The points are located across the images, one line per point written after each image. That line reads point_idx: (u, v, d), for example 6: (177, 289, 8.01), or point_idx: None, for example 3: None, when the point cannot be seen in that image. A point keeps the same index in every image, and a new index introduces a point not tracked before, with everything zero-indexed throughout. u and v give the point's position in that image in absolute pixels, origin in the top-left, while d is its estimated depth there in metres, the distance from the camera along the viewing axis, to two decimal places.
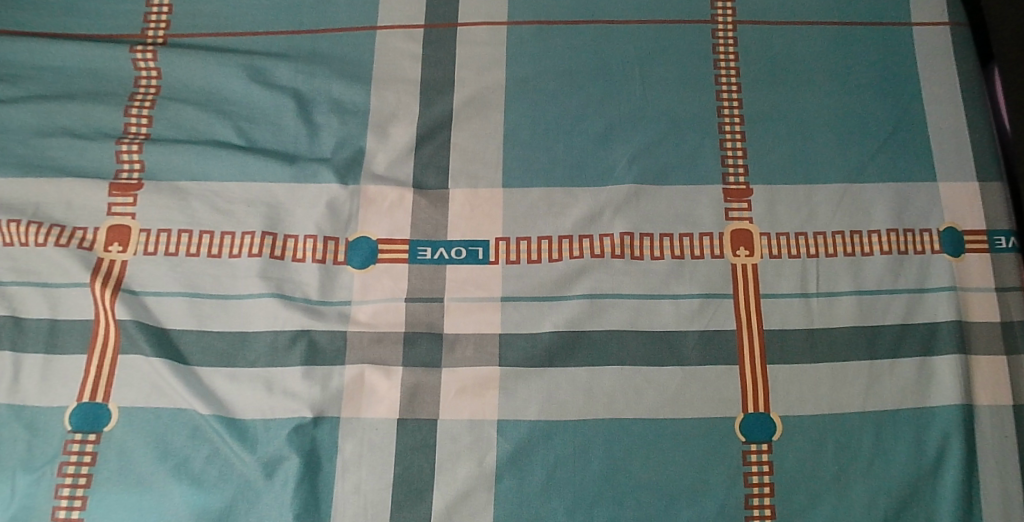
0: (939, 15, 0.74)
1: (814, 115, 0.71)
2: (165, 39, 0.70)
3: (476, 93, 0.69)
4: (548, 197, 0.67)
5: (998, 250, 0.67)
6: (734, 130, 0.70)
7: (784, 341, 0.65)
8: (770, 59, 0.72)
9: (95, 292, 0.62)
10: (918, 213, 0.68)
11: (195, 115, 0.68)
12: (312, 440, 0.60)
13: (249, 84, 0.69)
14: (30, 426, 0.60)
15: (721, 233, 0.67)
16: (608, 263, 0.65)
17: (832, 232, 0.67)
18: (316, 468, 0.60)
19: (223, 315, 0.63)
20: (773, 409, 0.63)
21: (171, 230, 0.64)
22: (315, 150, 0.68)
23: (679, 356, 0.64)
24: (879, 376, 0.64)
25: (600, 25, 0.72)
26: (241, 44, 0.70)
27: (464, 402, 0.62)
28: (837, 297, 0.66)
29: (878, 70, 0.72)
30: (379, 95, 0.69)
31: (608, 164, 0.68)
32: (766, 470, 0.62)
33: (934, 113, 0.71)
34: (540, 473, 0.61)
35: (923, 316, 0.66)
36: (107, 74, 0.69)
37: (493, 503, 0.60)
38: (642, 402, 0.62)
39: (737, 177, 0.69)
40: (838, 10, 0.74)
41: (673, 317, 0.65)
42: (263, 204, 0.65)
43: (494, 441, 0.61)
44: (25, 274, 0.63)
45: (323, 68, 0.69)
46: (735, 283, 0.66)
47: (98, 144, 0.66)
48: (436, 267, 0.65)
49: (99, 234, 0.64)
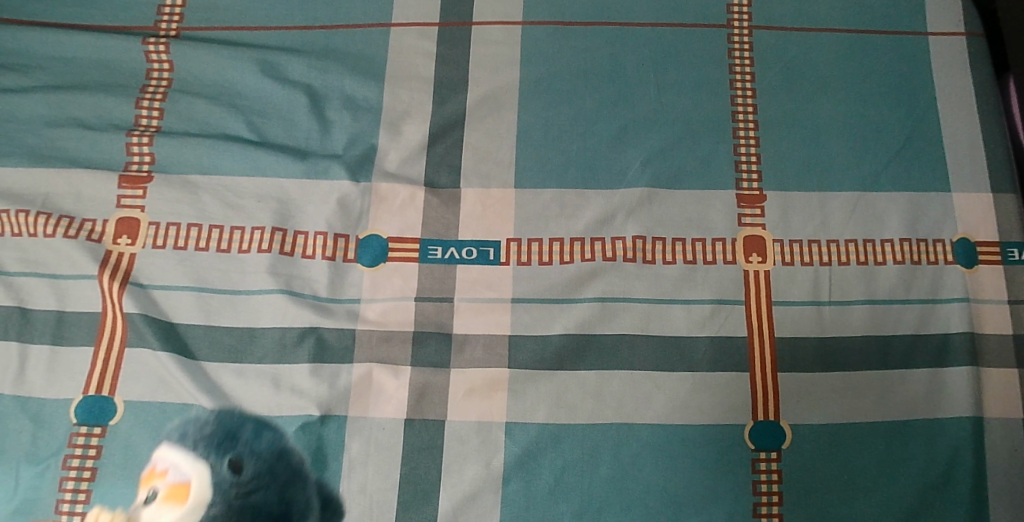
0: (957, 25, 0.73)
1: (829, 122, 0.70)
2: (178, 31, 0.70)
3: (490, 93, 0.69)
4: (560, 198, 0.67)
5: (1012, 262, 0.67)
6: (749, 135, 0.69)
7: (795, 348, 0.64)
8: (786, 65, 0.72)
9: (103, 284, 0.62)
10: (933, 223, 0.68)
11: (206, 109, 0.67)
12: (318, 438, 0.60)
13: (262, 78, 0.68)
14: (35, 417, 0.59)
15: (733, 239, 0.66)
16: (620, 267, 0.65)
17: (846, 240, 0.67)
18: (322, 466, 0.59)
19: (232, 311, 0.62)
20: (783, 417, 0.62)
21: (180, 224, 0.64)
22: (326, 146, 0.67)
23: (690, 362, 0.63)
24: (890, 386, 0.64)
25: (616, 27, 0.72)
26: (255, 39, 0.70)
27: (472, 403, 0.61)
28: (850, 306, 0.65)
29: (894, 78, 0.72)
30: (392, 92, 0.69)
31: (622, 167, 0.68)
32: (774, 479, 0.61)
33: (950, 123, 0.71)
34: (548, 476, 0.60)
35: (935, 327, 0.65)
36: (119, 66, 0.68)
37: (500, 506, 0.59)
38: (652, 408, 0.62)
39: (751, 183, 0.68)
40: (855, 17, 0.74)
41: (685, 322, 0.64)
42: (273, 199, 0.65)
43: (502, 443, 0.61)
44: (33, 265, 0.62)
45: (337, 64, 0.69)
46: (747, 289, 0.65)
47: (109, 136, 0.66)
48: (447, 267, 0.64)
49: (108, 226, 0.64)
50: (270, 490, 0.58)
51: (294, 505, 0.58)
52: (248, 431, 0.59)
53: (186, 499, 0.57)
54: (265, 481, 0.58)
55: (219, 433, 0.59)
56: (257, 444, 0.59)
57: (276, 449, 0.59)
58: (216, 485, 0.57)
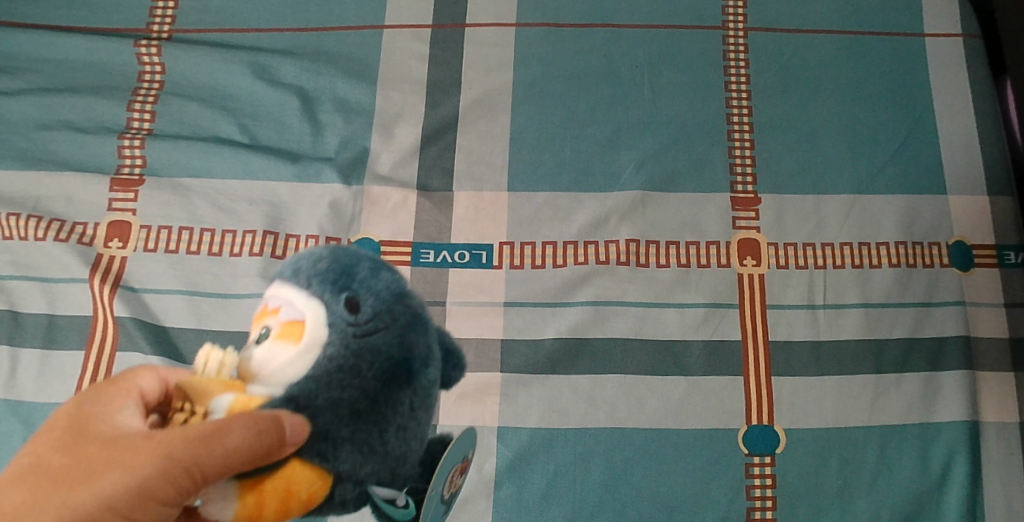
0: (952, 27, 0.73)
1: (824, 124, 0.70)
2: (170, 34, 0.69)
3: (483, 95, 0.69)
4: (553, 202, 0.66)
5: (1008, 265, 0.67)
6: (743, 138, 0.69)
7: (789, 353, 0.64)
8: (781, 66, 0.72)
9: (94, 287, 0.62)
10: (928, 226, 0.67)
11: (198, 111, 0.67)
12: (414, 312, 0.52)
13: (254, 81, 0.68)
14: (25, 421, 0.59)
15: (728, 242, 0.66)
16: (612, 270, 0.65)
17: (841, 243, 0.67)
18: (424, 329, 0.53)
19: (223, 314, 0.61)
20: (777, 421, 0.62)
21: (172, 228, 0.63)
22: (318, 149, 0.67)
23: (682, 366, 0.63)
24: (885, 390, 0.63)
25: (610, 29, 0.71)
26: (247, 41, 0.69)
27: (464, 408, 0.61)
28: (844, 309, 0.65)
29: (890, 80, 0.72)
30: (385, 95, 0.68)
31: (615, 170, 0.68)
32: (768, 484, 0.61)
33: (946, 125, 0.70)
34: (539, 481, 0.60)
35: (931, 330, 0.65)
36: (111, 68, 0.68)
37: (491, 510, 0.59)
38: (645, 412, 0.62)
39: (745, 186, 0.68)
40: (851, 19, 0.73)
41: (678, 326, 0.64)
42: (265, 202, 0.65)
43: (494, 448, 0.60)
44: (24, 268, 0.62)
45: (329, 66, 0.69)
46: (742, 293, 0.65)
47: (100, 138, 0.66)
48: (439, 270, 0.64)
49: (99, 229, 0.63)
50: (390, 330, 0.50)
51: (415, 349, 0.51)
52: (365, 270, 0.50)
53: (300, 339, 0.47)
54: (384, 321, 0.49)
55: (332, 269, 0.49)
56: (374, 283, 0.50)
57: (392, 291, 0.51)
58: (334, 324, 0.47)
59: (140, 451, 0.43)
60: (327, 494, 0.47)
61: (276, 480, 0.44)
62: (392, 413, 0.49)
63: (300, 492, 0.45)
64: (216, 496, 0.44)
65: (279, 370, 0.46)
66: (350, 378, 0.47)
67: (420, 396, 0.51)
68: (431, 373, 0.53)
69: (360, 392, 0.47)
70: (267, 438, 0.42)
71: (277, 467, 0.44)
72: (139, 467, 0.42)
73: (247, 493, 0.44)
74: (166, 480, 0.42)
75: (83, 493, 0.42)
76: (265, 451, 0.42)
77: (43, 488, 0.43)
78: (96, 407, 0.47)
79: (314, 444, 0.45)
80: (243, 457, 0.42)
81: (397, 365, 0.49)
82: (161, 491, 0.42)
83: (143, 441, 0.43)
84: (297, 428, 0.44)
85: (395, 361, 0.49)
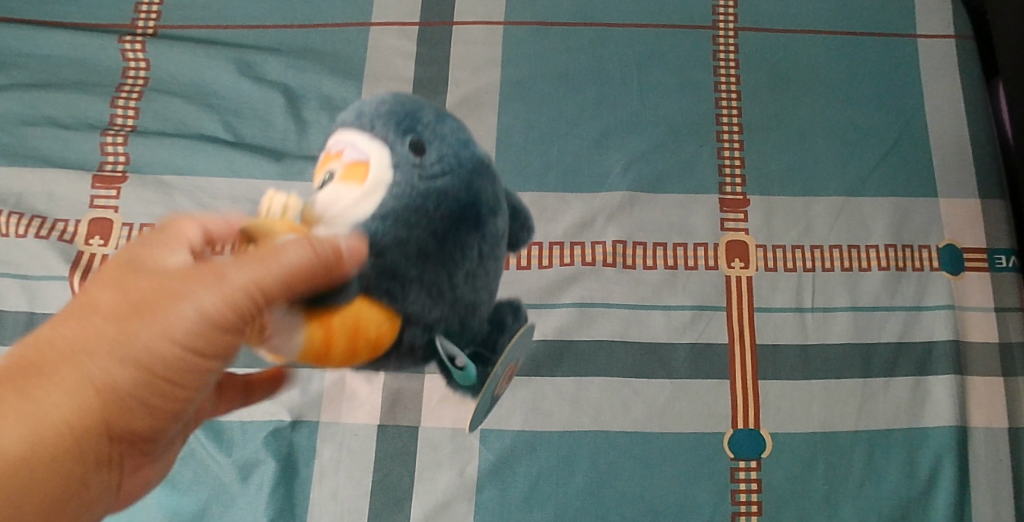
0: (944, 29, 0.73)
1: (814, 125, 0.70)
2: (155, 30, 0.68)
3: (471, 94, 0.68)
4: (540, 202, 0.66)
5: (999, 269, 0.66)
6: (733, 138, 0.69)
7: (777, 355, 0.63)
8: (771, 67, 0.71)
9: (74, 285, 0.61)
10: (918, 229, 0.67)
11: (182, 108, 0.66)
12: (477, 159, 0.41)
13: (238, 77, 0.67)
14: None
15: (715, 244, 0.66)
16: (599, 272, 0.64)
17: (830, 246, 0.66)
18: (491, 179, 0.42)
19: None
20: (764, 425, 0.62)
21: (154, 225, 0.62)
22: (303, 147, 0.65)
23: (668, 369, 0.62)
24: (873, 394, 0.63)
25: (600, 29, 0.71)
26: (232, 37, 0.68)
27: (446, 409, 0.60)
28: (833, 312, 0.65)
29: (881, 83, 0.71)
30: (370, 93, 0.67)
31: (603, 170, 0.67)
32: (753, 489, 0.60)
33: (936, 127, 0.70)
34: (522, 485, 0.59)
35: (919, 335, 0.64)
36: (95, 64, 0.67)
37: (473, 513, 0.58)
38: (630, 415, 0.61)
39: (734, 187, 0.67)
40: (842, 20, 0.73)
41: (664, 328, 0.63)
42: (248, 201, 0.63)
43: (477, 450, 0.59)
44: (3, 265, 0.61)
45: (315, 64, 0.68)
46: (729, 295, 0.64)
47: (83, 135, 0.65)
48: None
49: (80, 226, 0.62)
50: (459, 179, 0.39)
51: (482, 196, 0.40)
52: (429, 114, 0.40)
53: (364, 180, 0.37)
54: (452, 166, 0.39)
55: (396, 112, 0.39)
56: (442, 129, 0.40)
57: (461, 140, 0.41)
58: (399, 165, 0.37)
59: (196, 281, 0.38)
60: (393, 340, 0.38)
61: (342, 315, 0.36)
62: (461, 258, 0.38)
63: (368, 333, 0.37)
64: (282, 327, 0.37)
65: (340, 212, 0.37)
66: (420, 219, 0.37)
67: (489, 247, 0.41)
68: (497, 223, 0.42)
69: (428, 232, 0.37)
70: (319, 260, 0.34)
71: (341, 300, 0.36)
72: (192, 303, 0.38)
73: (314, 323, 0.36)
74: (224, 308, 0.38)
75: (134, 324, 0.38)
76: (321, 272, 0.34)
77: (89, 322, 0.39)
78: (139, 247, 0.42)
79: (381, 281, 0.36)
80: (301, 278, 0.35)
81: (464, 209, 0.39)
82: (218, 320, 0.38)
83: (199, 270, 0.39)
84: (354, 248, 0.35)
85: (464, 208, 0.39)
